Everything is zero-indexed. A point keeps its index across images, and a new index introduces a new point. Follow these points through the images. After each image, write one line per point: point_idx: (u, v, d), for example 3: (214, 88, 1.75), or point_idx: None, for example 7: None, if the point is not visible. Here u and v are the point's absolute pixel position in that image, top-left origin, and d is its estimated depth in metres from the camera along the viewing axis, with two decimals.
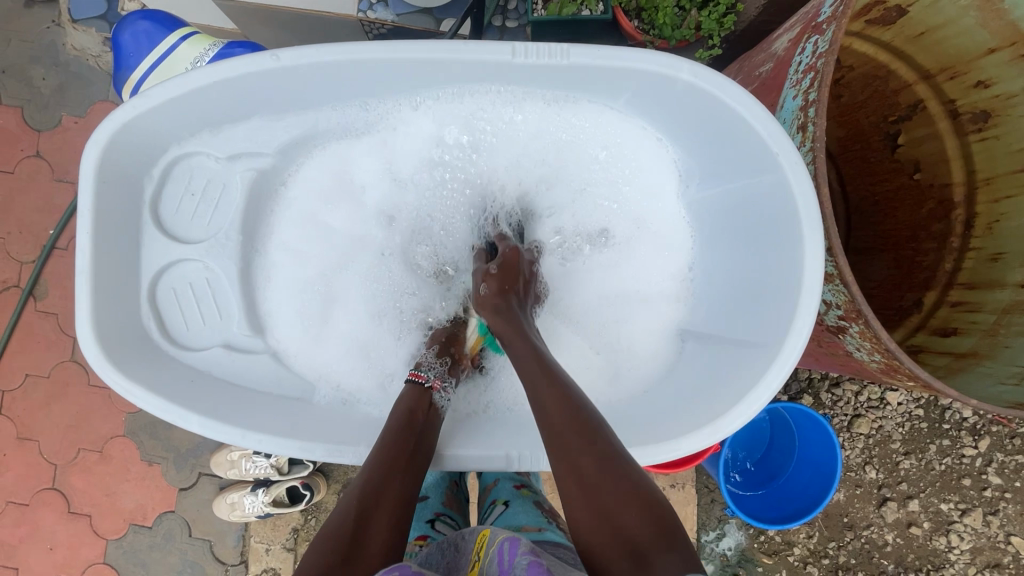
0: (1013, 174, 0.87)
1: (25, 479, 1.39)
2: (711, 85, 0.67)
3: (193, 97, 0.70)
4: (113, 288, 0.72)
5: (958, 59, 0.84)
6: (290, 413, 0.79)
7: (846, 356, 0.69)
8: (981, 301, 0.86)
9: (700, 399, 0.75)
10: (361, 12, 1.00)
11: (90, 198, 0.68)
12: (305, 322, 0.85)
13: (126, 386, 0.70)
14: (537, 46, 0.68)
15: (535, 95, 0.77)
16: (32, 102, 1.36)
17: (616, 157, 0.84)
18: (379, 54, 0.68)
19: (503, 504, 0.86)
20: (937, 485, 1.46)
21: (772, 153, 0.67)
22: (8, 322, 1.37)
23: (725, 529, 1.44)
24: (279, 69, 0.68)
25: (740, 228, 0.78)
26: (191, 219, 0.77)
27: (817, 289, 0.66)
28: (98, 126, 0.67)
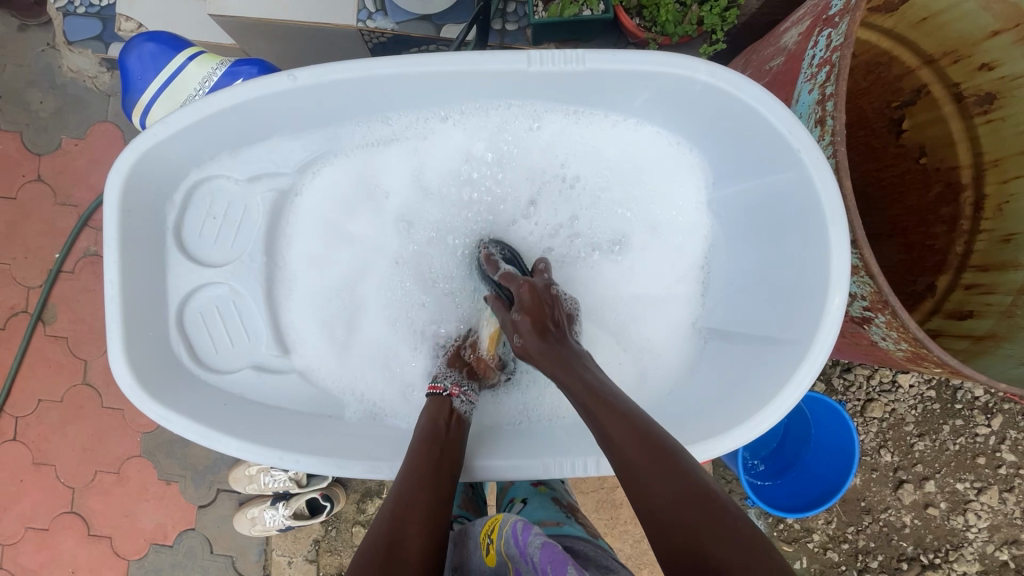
0: (1020, 155, 0.87)
1: (44, 503, 1.39)
2: (729, 85, 0.67)
3: (212, 121, 0.70)
4: (143, 316, 0.72)
5: (962, 43, 0.85)
6: (323, 430, 0.79)
7: (871, 345, 0.69)
8: (994, 282, 0.87)
9: (733, 399, 0.75)
10: (361, 22, 1.00)
11: (116, 228, 0.68)
12: (330, 340, 0.84)
13: (163, 412, 0.71)
14: (552, 54, 0.68)
15: (550, 102, 0.77)
16: (31, 126, 1.36)
17: (636, 159, 0.84)
18: (397, 69, 0.68)
19: (521, 503, 0.86)
20: (952, 465, 1.47)
21: (793, 150, 0.67)
22: (19, 347, 1.37)
23: (745, 519, 1.45)
24: (297, 89, 0.68)
25: (762, 225, 0.78)
26: (215, 242, 0.77)
27: (844, 283, 0.66)
28: (120, 156, 0.67)
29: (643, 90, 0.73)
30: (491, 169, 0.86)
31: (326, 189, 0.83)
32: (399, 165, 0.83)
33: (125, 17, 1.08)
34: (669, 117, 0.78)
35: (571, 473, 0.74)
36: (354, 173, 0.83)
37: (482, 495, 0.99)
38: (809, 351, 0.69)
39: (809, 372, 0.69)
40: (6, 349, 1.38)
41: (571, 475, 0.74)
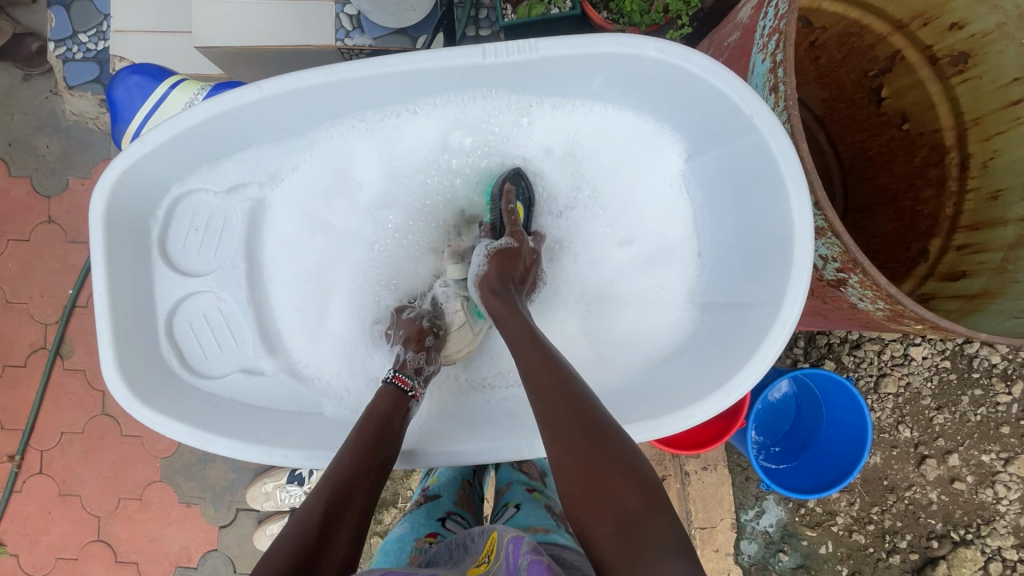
0: (1001, 111, 0.86)
1: (72, 533, 1.43)
2: (680, 60, 0.68)
3: (185, 136, 0.72)
4: (132, 327, 0.74)
5: (928, 5, 0.85)
6: (312, 428, 0.81)
7: (851, 309, 0.68)
8: (986, 240, 0.85)
9: (715, 366, 0.76)
10: (340, 41, 1.04)
11: (103, 245, 0.71)
12: (315, 336, 0.87)
13: (154, 417, 0.73)
14: (505, 45, 0.70)
15: (515, 95, 0.80)
16: (40, 169, 1.42)
17: (605, 137, 0.85)
18: (359, 73, 0.71)
19: (515, 507, 0.86)
20: (975, 437, 1.44)
21: (746, 117, 0.68)
22: (39, 383, 1.42)
23: (764, 506, 1.43)
24: (263, 100, 0.71)
25: (730, 189, 0.79)
26: (198, 253, 0.80)
27: (807, 241, 0.67)
28: (103, 173, 0.70)
29: (598, 73, 0.74)
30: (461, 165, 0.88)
31: (310, 185, 0.84)
32: (371, 166, 0.86)
33: (118, 57, 1.12)
34: (628, 97, 0.79)
35: None
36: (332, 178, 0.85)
37: (479, 492, 1.02)
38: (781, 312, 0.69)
39: (783, 332, 0.69)
40: (28, 387, 1.43)
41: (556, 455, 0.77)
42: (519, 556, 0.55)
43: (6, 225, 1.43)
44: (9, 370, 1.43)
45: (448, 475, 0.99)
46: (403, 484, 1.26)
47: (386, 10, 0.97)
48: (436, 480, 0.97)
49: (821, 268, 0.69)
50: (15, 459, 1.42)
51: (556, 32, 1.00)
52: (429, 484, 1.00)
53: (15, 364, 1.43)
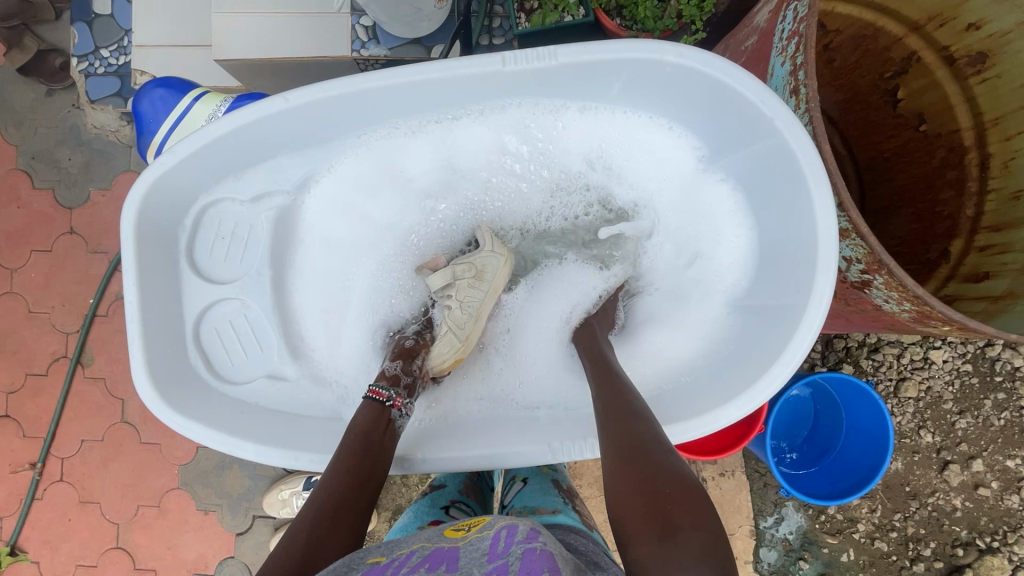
0: (1021, 110, 0.85)
1: (91, 541, 1.44)
2: (700, 64, 0.69)
3: (215, 147, 0.73)
4: (162, 334, 0.76)
5: (944, 6, 0.85)
6: (332, 433, 0.82)
7: (878, 309, 0.66)
8: (1009, 241, 0.84)
9: (744, 368, 0.77)
10: (355, 51, 1.06)
11: (134, 254, 0.73)
12: (336, 343, 0.87)
13: (184, 422, 0.75)
14: (525, 53, 0.71)
15: (541, 101, 0.80)
16: (62, 182, 1.45)
17: (630, 141, 0.85)
18: (384, 83, 0.72)
19: (521, 483, 0.93)
20: (1000, 441, 1.41)
21: (768, 119, 0.68)
22: (61, 391, 1.44)
23: (784, 513, 1.41)
24: (289, 110, 0.72)
25: (755, 191, 0.79)
26: (224, 261, 0.80)
27: (832, 242, 0.67)
28: (134, 185, 0.72)
29: (619, 79, 0.75)
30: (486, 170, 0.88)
31: (337, 190, 0.85)
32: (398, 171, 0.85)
33: (141, 71, 1.15)
34: (652, 102, 0.79)
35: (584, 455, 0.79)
36: (360, 184, 0.85)
37: (486, 486, 1.03)
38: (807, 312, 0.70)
39: (809, 333, 0.70)
40: (49, 395, 1.45)
41: (578, 459, 0.79)
42: (512, 543, 0.54)
43: (28, 237, 1.46)
44: (31, 379, 1.45)
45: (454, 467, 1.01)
46: (419, 491, 1.26)
47: (404, 21, 0.98)
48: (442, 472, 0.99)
49: (845, 270, 0.68)
50: (37, 467, 1.44)
51: (570, 40, 1.01)
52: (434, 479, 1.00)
53: (37, 373, 1.45)
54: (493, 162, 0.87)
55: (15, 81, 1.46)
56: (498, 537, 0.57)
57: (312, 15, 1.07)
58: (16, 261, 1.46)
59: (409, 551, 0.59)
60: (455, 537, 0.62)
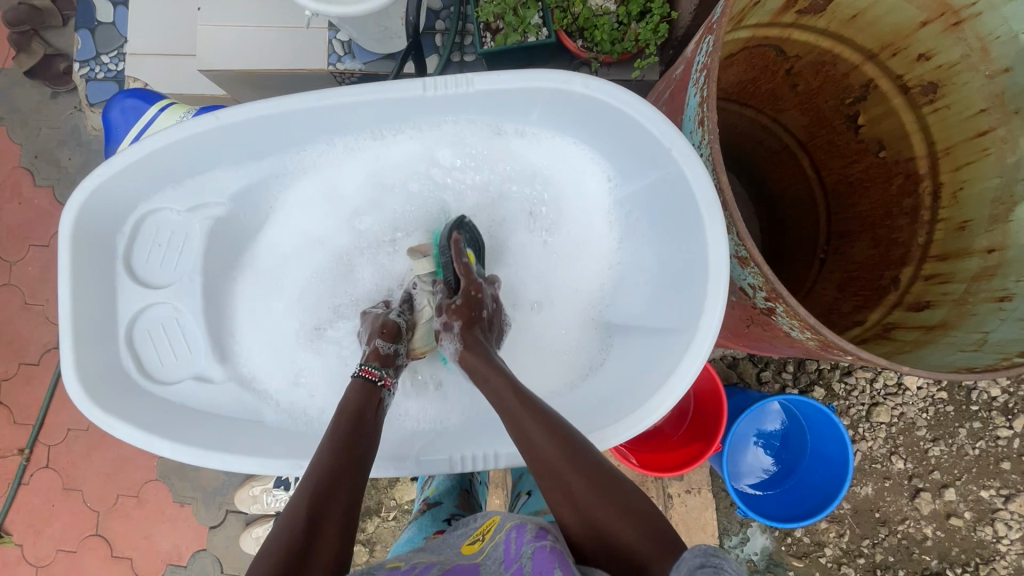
0: (971, 142, 0.85)
1: (72, 527, 1.49)
2: (602, 94, 0.71)
3: (152, 158, 0.74)
4: (93, 335, 0.74)
5: (896, 36, 0.85)
6: (251, 434, 0.81)
7: (785, 337, 0.61)
8: (952, 271, 0.84)
9: (636, 388, 0.77)
10: (331, 65, 1.10)
11: (68, 257, 0.71)
12: (268, 346, 0.88)
13: (104, 419, 0.72)
14: (446, 79, 0.74)
15: (468, 123, 0.83)
16: (61, 180, 1.52)
17: (552, 163, 0.88)
18: (309, 103, 0.73)
19: (526, 494, 1.05)
20: (973, 471, 1.39)
21: (665, 148, 0.70)
22: (50, 381, 1.50)
23: (749, 533, 1.41)
24: (220, 127, 0.73)
25: (661, 217, 0.81)
26: (161, 265, 0.80)
27: (724, 266, 0.67)
28: (71, 193, 0.71)
29: (536, 103, 0.77)
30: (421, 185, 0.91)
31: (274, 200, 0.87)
32: (337, 183, 0.89)
33: (133, 78, 1.20)
34: (571, 125, 0.82)
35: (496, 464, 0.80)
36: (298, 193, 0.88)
37: (479, 500, 1.06)
38: (697, 336, 0.70)
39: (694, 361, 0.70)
40: (40, 384, 1.51)
41: (480, 468, 0.81)
42: (524, 544, 0.57)
43: (28, 232, 1.52)
44: (23, 368, 1.51)
45: (446, 482, 1.05)
46: (385, 494, 1.29)
47: (375, 39, 1.01)
48: (436, 487, 1.03)
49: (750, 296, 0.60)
50: (25, 453, 1.49)
51: (535, 60, 1.04)
52: (429, 494, 1.04)
53: (29, 362, 1.51)
54: (426, 178, 0.90)
55: (21, 82, 1.53)
56: (509, 538, 0.60)
57: (292, 30, 1.11)
58: (15, 254, 1.52)
59: (428, 566, 0.64)
60: (472, 552, 0.65)
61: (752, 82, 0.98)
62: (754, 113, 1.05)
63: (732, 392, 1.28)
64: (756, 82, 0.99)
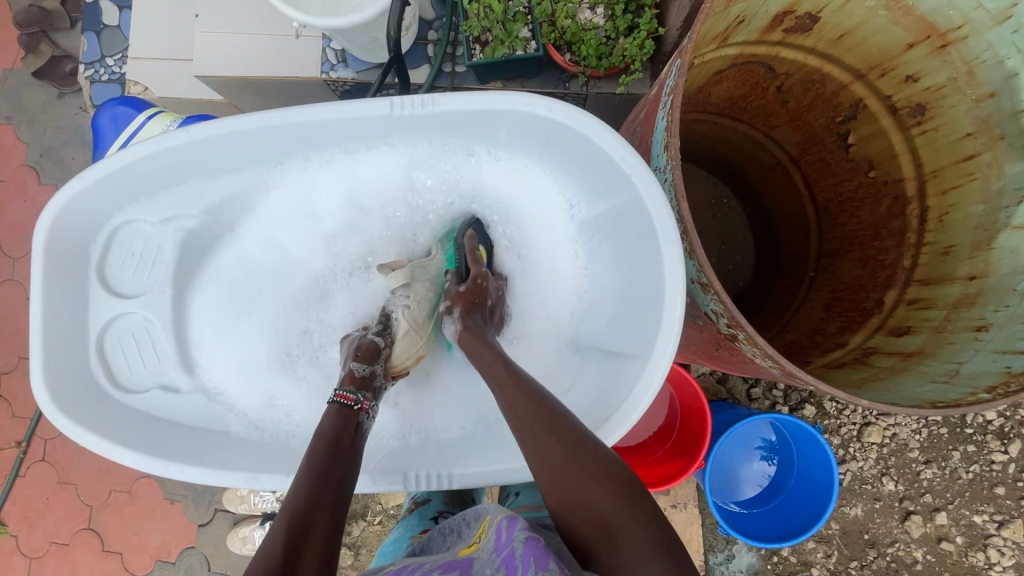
0: (958, 165, 0.84)
1: (65, 520, 1.52)
2: (567, 118, 0.71)
3: (125, 171, 0.75)
4: (63, 345, 0.75)
5: (885, 56, 0.85)
6: (212, 445, 0.82)
7: (747, 361, 0.60)
8: (934, 296, 0.82)
9: (591, 412, 0.77)
10: (324, 73, 1.11)
11: (41, 268, 0.72)
12: (236, 360, 0.88)
13: (71, 428, 0.74)
14: (410, 98, 0.74)
15: (437, 142, 0.83)
16: (65, 180, 1.55)
17: (521, 183, 0.87)
18: (277, 120, 0.74)
19: (514, 496, 0.95)
20: (967, 495, 1.37)
21: (627, 174, 0.69)
22: None
23: (735, 550, 1.39)
24: (191, 143, 0.74)
25: (626, 242, 0.80)
26: (133, 276, 0.80)
27: (679, 294, 0.66)
28: (47, 203, 0.72)
29: (502, 125, 0.78)
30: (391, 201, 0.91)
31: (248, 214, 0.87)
32: (307, 199, 0.89)
33: (133, 81, 1.22)
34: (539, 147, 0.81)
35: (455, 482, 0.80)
36: (270, 205, 0.87)
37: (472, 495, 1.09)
38: (650, 364, 0.70)
39: (650, 386, 0.70)
40: None
41: (437, 487, 0.80)
42: (512, 537, 0.59)
43: (32, 228, 1.56)
44: (24, 362, 1.54)
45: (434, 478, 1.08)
46: (370, 499, 1.29)
47: (366, 49, 1.02)
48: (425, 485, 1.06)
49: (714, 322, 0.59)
50: (22, 446, 1.52)
51: (525, 73, 1.04)
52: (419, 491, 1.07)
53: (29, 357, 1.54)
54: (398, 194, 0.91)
55: (29, 82, 1.57)
56: (497, 530, 0.63)
57: (287, 38, 1.12)
58: (18, 250, 1.56)
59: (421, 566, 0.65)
60: (464, 552, 0.67)
61: (742, 98, 0.97)
62: (747, 128, 1.04)
63: (720, 407, 1.27)
64: (747, 98, 0.98)
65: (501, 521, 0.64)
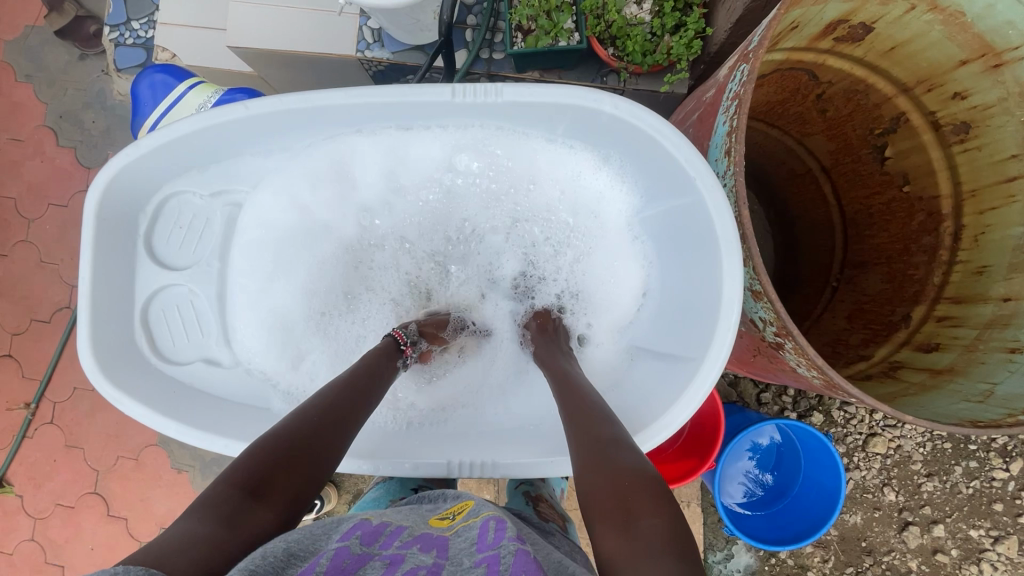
0: (996, 186, 0.85)
1: (71, 483, 1.51)
2: (631, 117, 0.71)
3: (177, 145, 0.75)
4: (111, 313, 0.77)
5: (933, 72, 0.84)
6: (253, 421, 0.82)
7: (792, 371, 0.61)
8: (965, 315, 0.83)
9: (637, 410, 0.78)
10: (360, 52, 1.09)
11: (91, 235, 0.74)
12: (276, 336, 0.89)
13: (118, 397, 0.75)
14: (473, 87, 0.74)
15: (492, 132, 0.82)
16: (84, 143, 1.53)
17: (569, 177, 0.87)
18: (333, 100, 0.73)
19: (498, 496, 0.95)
20: (965, 510, 1.39)
21: (691, 177, 0.68)
22: (60, 340, 1.52)
23: (734, 550, 1.41)
24: (247, 118, 0.74)
25: (679, 243, 0.80)
26: (180, 249, 0.82)
27: (736, 302, 0.66)
28: (99, 172, 0.73)
29: (563, 119, 0.77)
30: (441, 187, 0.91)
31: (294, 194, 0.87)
32: (357, 180, 0.88)
33: (161, 48, 1.20)
34: (597, 141, 0.81)
35: (488, 471, 0.78)
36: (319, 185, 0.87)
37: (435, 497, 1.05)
38: (701, 369, 0.70)
39: (703, 388, 0.70)
40: (50, 342, 1.53)
41: (477, 475, 0.78)
42: (503, 538, 0.52)
43: (47, 191, 1.54)
44: (35, 324, 1.53)
45: None
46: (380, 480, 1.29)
47: (407, 31, 1.00)
48: None
49: (760, 330, 0.60)
50: (31, 407, 1.51)
51: (564, 65, 1.02)
52: None
53: (40, 319, 1.53)
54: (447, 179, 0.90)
55: (51, 41, 1.54)
56: (486, 527, 0.56)
57: (325, 14, 1.10)
58: (33, 212, 1.54)
59: (396, 531, 0.58)
60: (440, 528, 0.60)
61: (780, 104, 0.97)
62: (780, 133, 1.04)
63: (731, 410, 1.29)
64: (785, 105, 0.98)
65: (490, 517, 0.58)
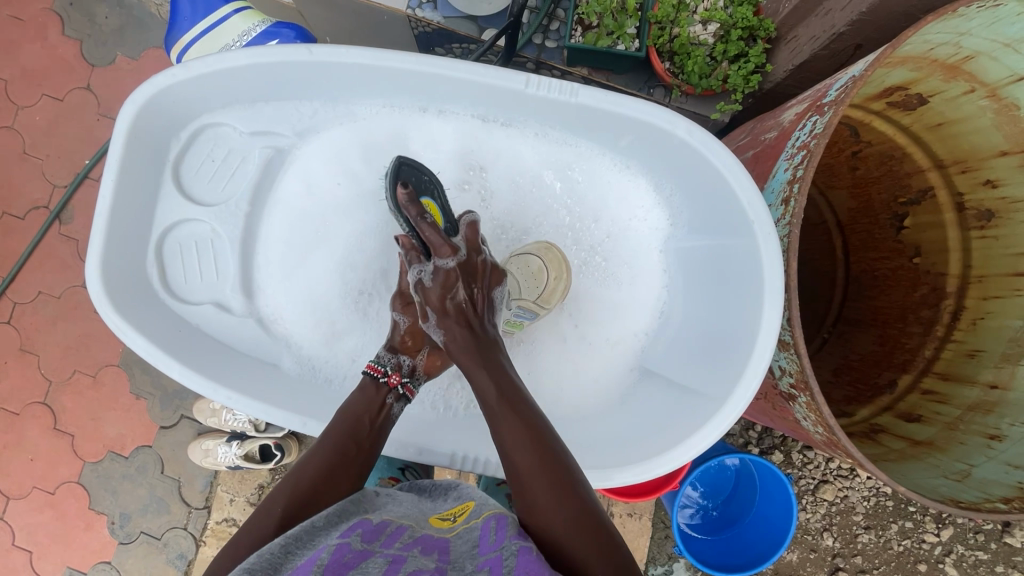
0: (1005, 277, 0.88)
1: (20, 389, 1.44)
2: (703, 146, 0.73)
3: (227, 76, 0.77)
4: (125, 235, 0.78)
5: (971, 155, 0.86)
6: (257, 375, 0.84)
7: (795, 423, 0.68)
8: (950, 394, 0.87)
9: (657, 436, 0.79)
10: (411, 8, 1.00)
11: (122, 149, 0.75)
12: (292, 289, 0.91)
13: (120, 324, 0.76)
14: (550, 80, 0.76)
15: (559, 142, 0.87)
16: (92, 37, 1.43)
17: (617, 192, 0.89)
18: (408, 64, 0.76)
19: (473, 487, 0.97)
20: (892, 565, 1.47)
21: (749, 220, 0.70)
22: (32, 239, 1.43)
23: (673, 566, 1.41)
24: (310, 63, 0.75)
25: (713, 279, 0.83)
26: (209, 181, 0.84)
27: (768, 349, 0.69)
28: (140, 86, 0.75)
29: (630, 133, 0.80)
30: (509, 193, 0.92)
31: (343, 153, 0.90)
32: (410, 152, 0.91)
33: None
34: (654, 165, 0.84)
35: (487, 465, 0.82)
36: (372, 154, 0.91)
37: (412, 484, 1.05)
38: (721, 410, 0.73)
39: (725, 423, 0.72)
40: (21, 239, 1.44)
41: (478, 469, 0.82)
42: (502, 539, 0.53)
43: (44, 80, 1.44)
44: (8, 218, 1.44)
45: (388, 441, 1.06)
46: None
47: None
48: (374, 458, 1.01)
49: (777, 377, 0.69)
50: None
51: (616, 68, 1.00)
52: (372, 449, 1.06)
53: (14, 214, 1.44)
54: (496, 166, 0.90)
55: None
56: (486, 529, 0.56)
57: None
58: (26, 99, 1.44)
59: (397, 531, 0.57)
60: (440, 528, 0.60)
61: None
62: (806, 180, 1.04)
63: None
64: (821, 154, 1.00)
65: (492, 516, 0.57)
